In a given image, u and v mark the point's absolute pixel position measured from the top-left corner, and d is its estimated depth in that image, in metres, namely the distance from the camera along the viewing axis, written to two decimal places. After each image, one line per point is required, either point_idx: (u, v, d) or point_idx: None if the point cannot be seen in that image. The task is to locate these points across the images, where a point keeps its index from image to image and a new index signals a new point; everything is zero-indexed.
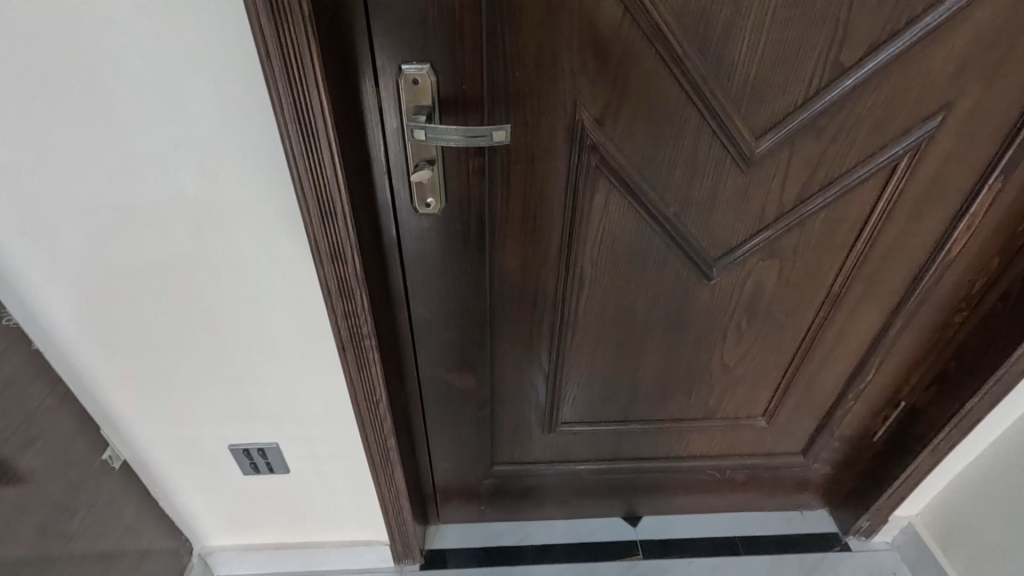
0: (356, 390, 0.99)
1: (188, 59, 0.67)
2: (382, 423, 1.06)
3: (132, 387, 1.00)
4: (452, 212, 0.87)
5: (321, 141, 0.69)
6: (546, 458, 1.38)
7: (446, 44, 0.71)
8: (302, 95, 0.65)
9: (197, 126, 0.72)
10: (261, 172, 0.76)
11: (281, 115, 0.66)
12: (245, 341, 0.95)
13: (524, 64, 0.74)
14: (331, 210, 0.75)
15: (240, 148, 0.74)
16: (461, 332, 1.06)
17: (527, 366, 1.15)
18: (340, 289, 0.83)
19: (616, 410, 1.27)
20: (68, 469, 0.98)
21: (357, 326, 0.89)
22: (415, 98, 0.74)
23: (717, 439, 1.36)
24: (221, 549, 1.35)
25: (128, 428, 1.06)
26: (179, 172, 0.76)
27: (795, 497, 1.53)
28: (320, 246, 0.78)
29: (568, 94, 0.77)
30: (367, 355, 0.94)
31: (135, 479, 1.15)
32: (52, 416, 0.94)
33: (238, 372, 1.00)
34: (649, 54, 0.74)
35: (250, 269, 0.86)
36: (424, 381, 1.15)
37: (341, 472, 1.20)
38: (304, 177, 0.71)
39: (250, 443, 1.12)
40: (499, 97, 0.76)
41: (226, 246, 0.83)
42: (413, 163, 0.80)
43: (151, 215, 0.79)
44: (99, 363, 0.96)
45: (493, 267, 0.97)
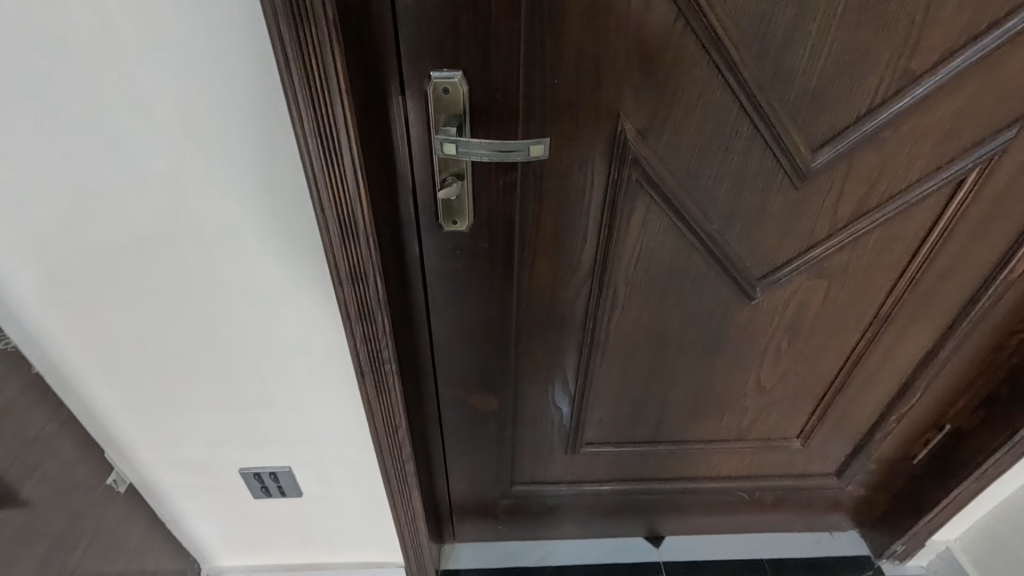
0: (374, 415, 0.93)
1: (197, 67, 0.61)
2: (401, 448, 1.00)
3: (137, 410, 0.95)
4: (480, 228, 0.81)
5: (345, 157, 0.63)
6: (567, 478, 1.32)
7: (480, 49, 0.65)
8: (324, 107, 0.59)
9: (206, 139, 0.66)
10: (276, 188, 0.70)
11: (300, 129, 0.60)
12: (257, 364, 0.90)
13: (565, 70, 0.68)
14: (353, 230, 0.68)
15: (253, 163, 0.68)
16: (484, 352, 1.00)
17: (552, 387, 1.09)
18: (360, 313, 0.77)
19: (643, 432, 1.20)
20: (72, 498, 0.93)
21: (378, 352, 0.83)
22: (445, 108, 0.68)
23: (748, 461, 1.29)
24: (229, 571, 1.30)
25: (133, 452, 1.01)
26: (187, 188, 0.70)
27: (825, 518, 1.47)
28: (340, 269, 0.71)
29: (611, 104, 0.71)
30: (387, 380, 0.88)
31: (140, 503, 1.09)
32: (53, 443, 0.89)
33: (249, 394, 0.94)
34: (702, 60, 0.68)
35: (263, 289, 0.80)
36: (443, 402, 1.09)
37: (354, 495, 1.14)
38: (324, 196, 0.65)
39: (261, 467, 1.06)
40: (535, 106, 0.70)
41: (237, 264, 0.77)
42: (440, 177, 0.74)
43: (157, 233, 0.73)
44: (102, 386, 0.90)
45: (521, 285, 0.90)
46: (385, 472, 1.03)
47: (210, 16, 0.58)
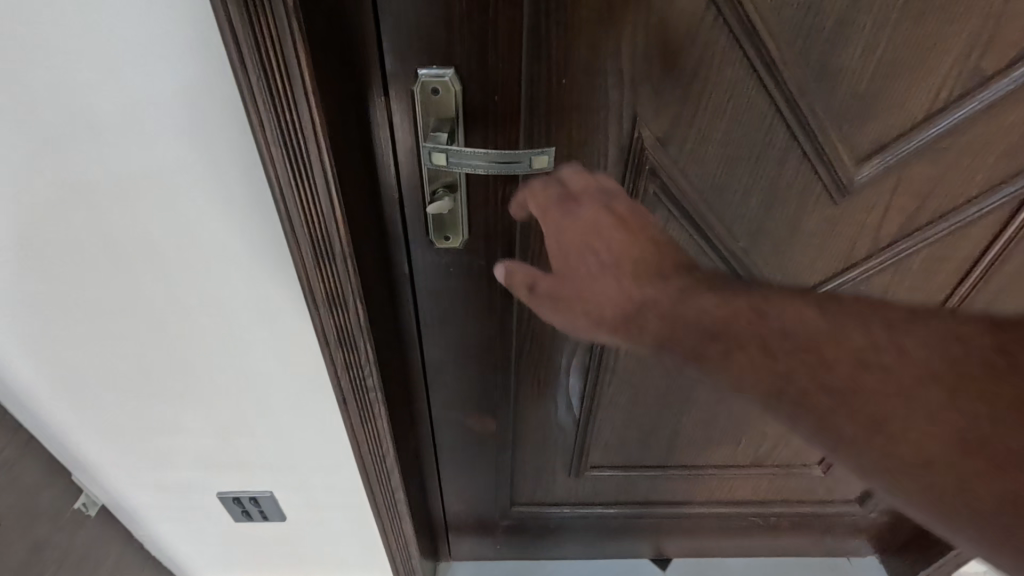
0: (359, 443, 0.85)
1: (136, 64, 0.52)
2: (389, 476, 0.93)
3: (105, 434, 0.88)
4: (475, 245, 0.73)
5: (316, 169, 0.54)
6: (570, 500, 1.24)
7: (475, 43, 0.55)
8: (288, 111, 0.50)
9: (154, 146, 0.57)
10: (241, 202, 0.61)
11: (261, 136, 0.50)
12: (232, 387, 0.82)
13: (574, 69, 0.58)
14: (328, 250, 0.60)
15: (213, 174, 0.59)
16: (482, 374, 0.92)
17: (555, 410, 1.01)
18: (340, 339, 0.69)
19: (652, 456, 1.12)
20: (36, 526, 0.86)
21: (361, 380, 0.75)
22: (433, 112, 0.59)
23: (764, 486, 1.21)
24: None
25: (103, 474, 0.95)
26: (140, 204, 0.61)
27: (845, 543, 1.38)
28: (315, 292, 0.63)
29: (626, 108, 0.61)
30: (371, 407, 0.80)
31: (114, 524, 1.04)
32: (12, 468, 0.82)
33: (225, 419, 0.87)
34: (735, 58, 0.58)
35: (234, 312, 0.72)
36: (438, 425, 1.01)
37: (342, 519, 1.07)
38: (293, 213, 0.56)
39: (241, 492, 0.99)
40: (538, 110, 0.61)
41: (204, 286, 0.69)
42: (430, 189, 0.65)
43: (112, 252, 0.65)
44: (65, 411, 0.83)
45: (522, 306, 0.82)
46: (373, 498, 0.95)
47: (146, 2, 0.48)
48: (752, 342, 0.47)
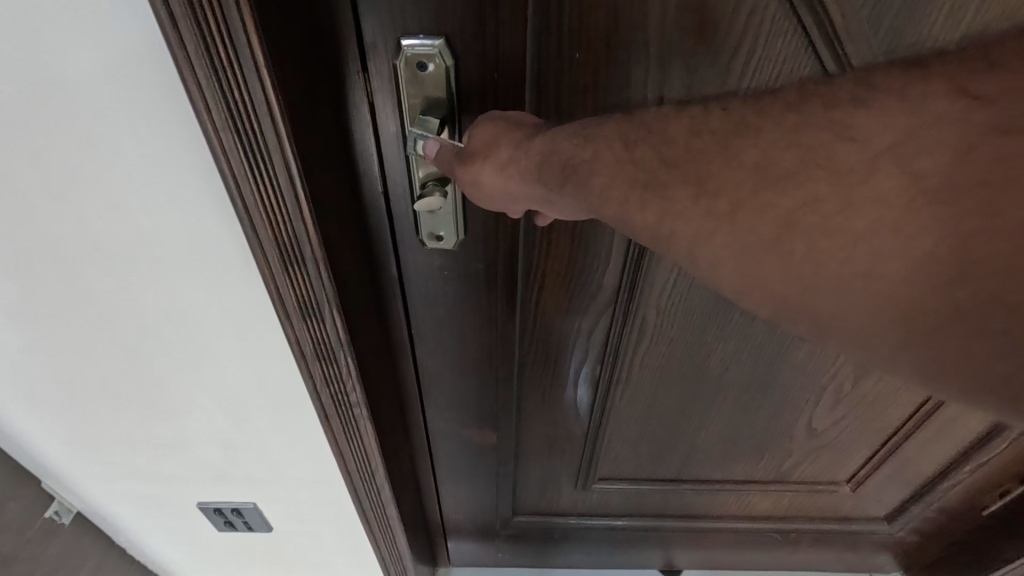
0: (348, 469, 0.75)
1: (13, 16, 0.38)
2: (379, 493, 0.84)
3: (70, 446, 0.79)
4: (473, 246, 0.64)
5: (276, 159, 0.44)
6: (576, 511, 1.17)
7: (471, 7, 0.46)
8: (236, 88, 0.40)
9: (46, 123, 0.43)
10: (169, 197, 0.48)
11: (206, 117, 0.40)
12: (205, 410, 0.70)
13: (590, 37, 0.48)
14: (297, 254, 0.50)
15: (129, 161, 0.46)
16: (482, 385, 0.83)
17: (563, 422, 0.92)
18: (319, 354, 0.59)
19: (667, 470, 1.04)
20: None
21: (345, 397, 0.65)
22: (420, 92, 0.49)
23: (786, 502, 1.13)
24: None
25: (74, 484, 0.87)
26: (75, 199, 0.48)
27: (868, 559, 1.30)
28: (285, 303, 0.53)
29: (651, 92, 0.51)
30: (358, 424, 0.71)
31: (92, 530, 0.98)
32: None
33: (199, 440, 0.75)
34: (788, 27, 0.48)
35: (198, 330, 0.59)
36: (434, 435, 0.94)
37: (332, 535, 0.97)
38: (253, 211, 0.45)
39: (224, 503, 0.90)
40: (547, 89, 0.51)
41: (162, 299, 0.57)
42: (419, 183, 0.56)
43: (47, 257, 0.53)
44: (20, 423, 0.74)
45: (526, 313, 0.74)
46: (363, 519, 0.85)
47: None
48: None
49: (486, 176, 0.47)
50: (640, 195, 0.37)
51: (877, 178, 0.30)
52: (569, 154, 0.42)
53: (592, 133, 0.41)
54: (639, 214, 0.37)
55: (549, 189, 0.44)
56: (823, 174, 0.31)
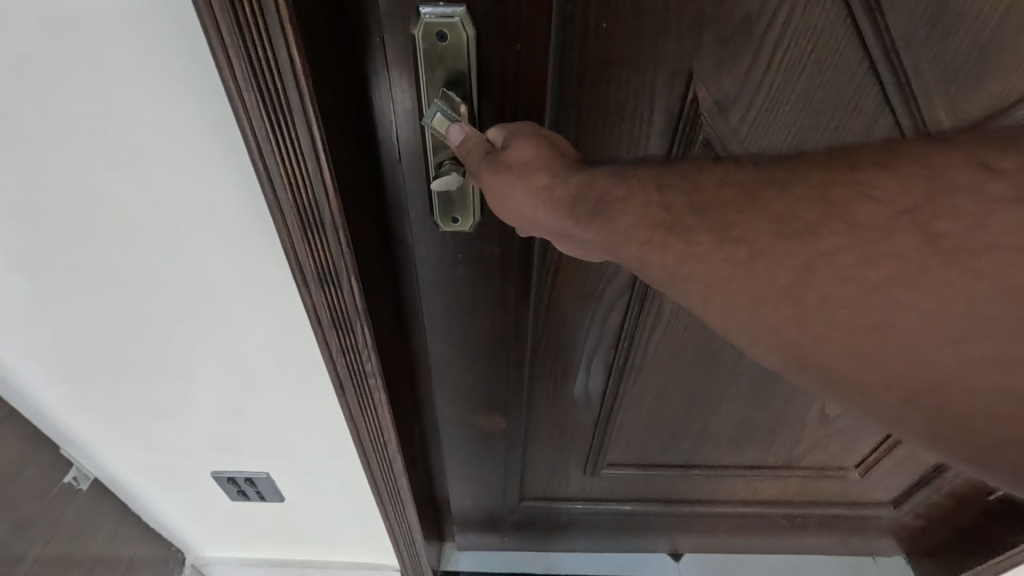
0: (363, 443, 0.75)
1: None
2: (393, 470, 0.82)
3: (87, 415, 0.76)
4: (488, 228, 0.61)
5: (298, 121, 0.41)
6: (583, 497, 1.16)
7: None
8: (260, 44, 0.37)
9: (49, 65, 0.40)
10: (177, 148, 0.45)
11: (229, 74, 0.38)
12: (221, 379, 0.69)
13: (620, 8, 0.46)
14: (318, 221, 0.48)
15: (144, 117, 0.43)
16: (492, 372, 0.81)
17: (574, 407, 0.91)
18: (336, 324, 0.57)
19: (675, 455, 1.03)
20: (16, 506, 0.79)
21: (361, 369, 0.63)
22: (439, 64, 0.46)
23: (794, 487, 1.13)
24: (217, 562, 1.13)
25: (91, 452, 0.84)
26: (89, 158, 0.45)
27: (871, 542, 1.30)
28: (304, 269, 0.51)
29: (680, 65, 0.49)
30: (374, 400, 0.69)
31: (110, 500, 0.94)
32: None
33: (218, 408, 0.73)
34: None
35: (216, 298, 0.58)
36: (443, 420, 0.92)
37: (342, 505, 0.95)
38: (274, 173, 0.43)
39: (237, 472, 0.87)
40: (572, 65, 0.49)
41: (179, 266, 0.54)
42: (435, 163, 0.53)
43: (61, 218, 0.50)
44: (41, 389, 0.71)
45: (540, 298, 0.72)
46: (374, 487, 0.84)
47: None
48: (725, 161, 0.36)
49: (525, 194, 0.42)
50: (665, 237, 0.35)
51: (921, 184, 0.29)
52: (601, 190, 0.39)
53: (628, 174, 0.39)
54: (660, 254, 0.35)
55: (573, 224, 0.40)
56: (870, 183, 0.31)
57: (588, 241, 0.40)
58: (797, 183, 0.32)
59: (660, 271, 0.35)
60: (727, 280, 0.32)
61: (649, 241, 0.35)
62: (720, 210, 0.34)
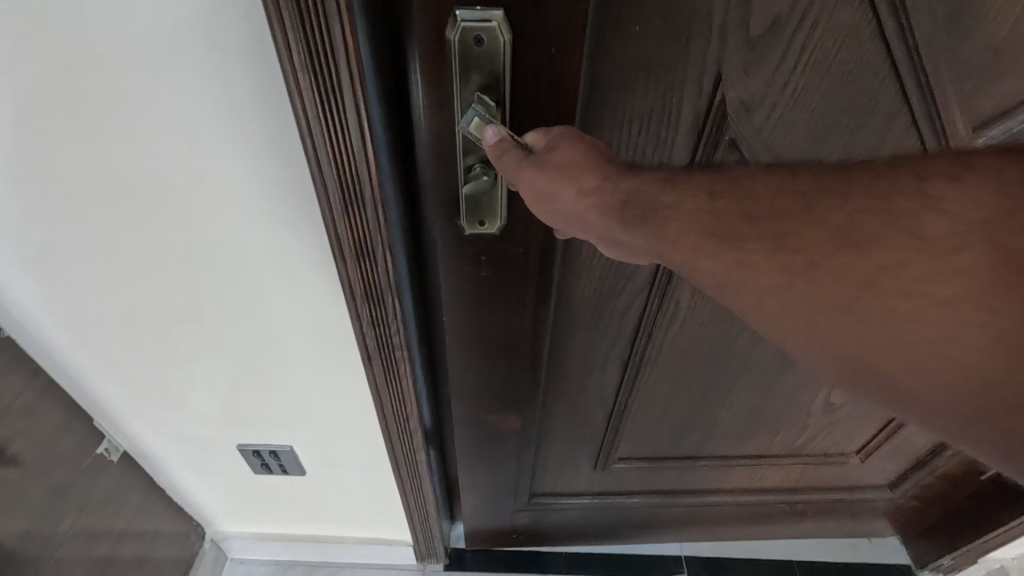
0: (385, 417, 0.78)
1: None
2: (413, 447, 0.85)
3: (126, 387, 0.77)
4: (513, 232, 0.61)
5: (347, 104, 0.45)
6: (592, 490, 1.18)
7: None
8: (317, 30, 0.41)
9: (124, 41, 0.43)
10: (230, 120, 0.49)
11: (286, 57, 0.42)
12: (255, 350, 0.71)
13: (655, 12, 0.46)
14: (358, 196, 0.51)
15: (205, 94, 0.47)
16: (509, 372, 0.82)
17: (588, 404, 0.92)
18: (368, 296, 0.60)
19: (685, 447, 1.05)
20: (52, 474, 0.79)
21: (388, 343, 0.66)
22: (476, 68, 0.46)
23: (796, 474, 1.16)
24: (234, 536, 1.14)
25: (126, 426, 0.85)
26: (151, 130, 0.49)
27: (868, 526, 1.35)
28: (342, 242, 0.55)
29: (710, 66, 0.49)
30: (400, 376, 0.72)
31: (138, 474, 0.93)
32: (32, 412, 0.74)
33: (252, 377, 0.75)
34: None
35: (257, 269, 0.61)
36: (458, 421, 0.91)
37: (358, 479, 0.96)
38: (321, 149, 0.47)
39: (262, 445, 0.87)
40: (605, 68, 0.49)
41: (225, 236, 0.57)
42: (466, 166, 0.53)
43: (119, 189, 0.53)
44: (82, 360, 0.73)
45: (561, 297, 0.72)
46: (394, 461, 0.87)
47: None
48: (773, 170, 0.37)
49: (563, 196, 0.43)
50: (718, 245, 0.36)
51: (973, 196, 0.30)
52: (649, 196, 0.39)
53: (677, 181, 0.39)
54: (712, 261, 0.35)
55: (621, 228, 0.41)
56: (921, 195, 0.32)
57: (635, 245, 0.41)
58: (857, 194, 0.33)
59: (711, 277, 0.36)
60: (783, 287, 0.33)
61: (700, 249, 0.36)
62: (775, 219, 0.34)
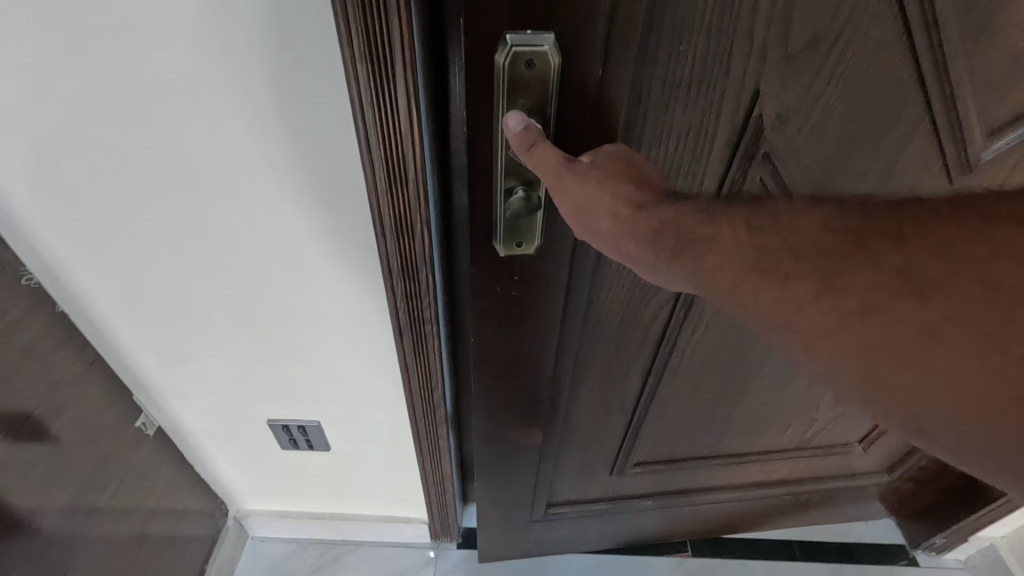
0: (411, 390, 0.82)
1: None
2: (435, 421, 0.89)
3: (169, 360, 0.83)
4: (548, 254, 0.60)
5: (399, 91, 0.49)
6: (606, 495, 1.18)
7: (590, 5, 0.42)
8: (377, 24, 0.45)
9: (201, 34, 0.49)
10: (289, 104, 0.54)
11: (348, 51, 0.46)
12: (292, 321, 0.76)
13: (702, 35, 0.46)
14: (402, 177, 0.55)
15: (269, 82, 0.52)
16: (533, 390, 0.80)
17: (607, 414, 0.91)
18: (404, 270, 0.65)
19: (700, 447, 1.07)
20: (99, 443, 0.84)
21: (419, 317, 0.70)
22: (525, 92, 0.45)
23: (802, 465, 1.20)
24: (257, 513, 1.20)
25: (162, 400, 0.90)
26: (215, 111, 0.54)
27: (866, 511, 1.39)
28: (384, 219, 0.59)
29: (748, 82, 0.50)
30: (429, 350, 0.76)
31: (169, 449, 0.98)
32: (82, 385, 0.79)
33: (285, 348, 0.80)
34: (889, 16, 0.47)
35: (303, 241, 0.66)
36: (480, 439, 0.90)
37: (381, 457, 1.02)
38: (372, 132, 0.52)
39: (290, 419, 0.93)
40: (648, 89, 0.49)
41: (274, 210, 0.63)
42: (505, 187, 0.52)
43: (181, 168, 0.59)
44: (130, 333, 0.78)
45: (590, 313, 0.71)
46: (416, 434, 0.91)
47: None
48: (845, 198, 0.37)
49: (596, 219, 0.44)
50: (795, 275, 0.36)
51: None
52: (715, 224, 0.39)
53: (743, 206, 0.40)
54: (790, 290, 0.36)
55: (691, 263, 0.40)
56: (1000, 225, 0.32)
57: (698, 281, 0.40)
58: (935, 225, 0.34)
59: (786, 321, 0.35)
60: (834, 329, 0.33)
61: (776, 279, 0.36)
62: (850, 245, 0.35)
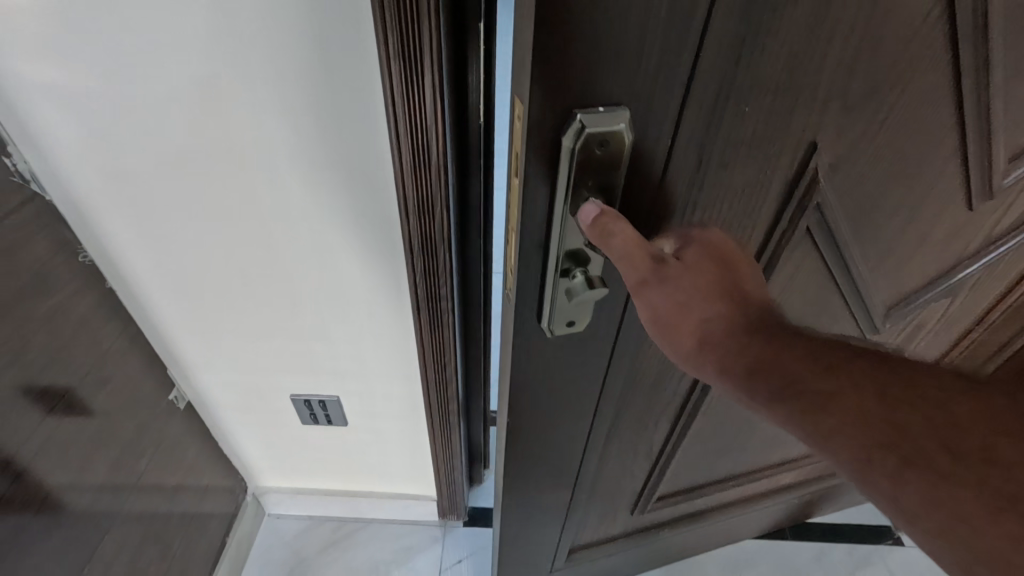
0: (426, 367, 0.83)
1: None
2: (449, 399, 0.89)
3: (202, 334, 0.85)
4: (594, 324, 0.55)
5: (427, 74, 0.50)
6: (625, 531, 1.13)
7: (664, 76, 0.37)
8: (410, 9, 0.46)
9: (250, 16, 0.52)
10: (323, 82, 0.56)
11: (381, 37, 0.48)
12: (319, 295, 0.79)
13: (771, 96, 0.42)
14: (425, 159, 0.57)
15: (309, 61, 0.55)
16: (563, 453, 0.75)
17: (633, 460, 0.87)
18: (423, 248, 0.66)
19: (718, 470, 1.05)
20: (139, 413, 0.86)
21: (436, 294, 0.71)
22: (592, 173, 0.40)
23: (807, 470, 1.21)
24: (274, 490, 1.22)
25: (193, 374, 0.93)
26: (257, 90, 0.57)
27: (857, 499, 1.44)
28: (407, 199, 0.61)
29: (806, 136, 0.47)
30: (443, 326, 0.76)
31: (198, 424, 1.01)
32: (126, 356, 0.82)
33: (311, 322, 0.83)
34: (942, 62, 0.45)
35: (333, 215, 0.68)
36: (507, 510, 0.82)
37: (396, 431, 1.04)
38: (398, 114, 0.54)
39: (312, 394, 0.96)
40: (713, 153, 0.44)
41: (307, 185, 0.65)
42: (562, 269, 0.46)
43: (222, 145, 0.62)
44: (166, 307, 0.81)
45: (628, 373, 0.67)
46: (428, 408, 0.91)
47: None
48: None
49: (675, 337, 0.41)
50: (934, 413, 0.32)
51: None
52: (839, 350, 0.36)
53: None
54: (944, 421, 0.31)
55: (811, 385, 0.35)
56: None
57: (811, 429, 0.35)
58: None
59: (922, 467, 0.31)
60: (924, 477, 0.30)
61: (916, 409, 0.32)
62: None
